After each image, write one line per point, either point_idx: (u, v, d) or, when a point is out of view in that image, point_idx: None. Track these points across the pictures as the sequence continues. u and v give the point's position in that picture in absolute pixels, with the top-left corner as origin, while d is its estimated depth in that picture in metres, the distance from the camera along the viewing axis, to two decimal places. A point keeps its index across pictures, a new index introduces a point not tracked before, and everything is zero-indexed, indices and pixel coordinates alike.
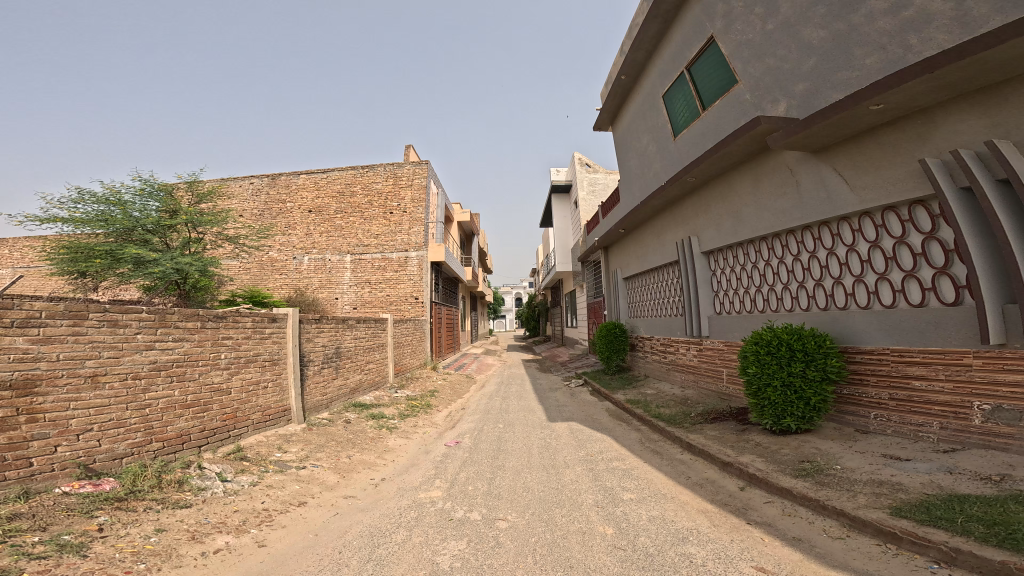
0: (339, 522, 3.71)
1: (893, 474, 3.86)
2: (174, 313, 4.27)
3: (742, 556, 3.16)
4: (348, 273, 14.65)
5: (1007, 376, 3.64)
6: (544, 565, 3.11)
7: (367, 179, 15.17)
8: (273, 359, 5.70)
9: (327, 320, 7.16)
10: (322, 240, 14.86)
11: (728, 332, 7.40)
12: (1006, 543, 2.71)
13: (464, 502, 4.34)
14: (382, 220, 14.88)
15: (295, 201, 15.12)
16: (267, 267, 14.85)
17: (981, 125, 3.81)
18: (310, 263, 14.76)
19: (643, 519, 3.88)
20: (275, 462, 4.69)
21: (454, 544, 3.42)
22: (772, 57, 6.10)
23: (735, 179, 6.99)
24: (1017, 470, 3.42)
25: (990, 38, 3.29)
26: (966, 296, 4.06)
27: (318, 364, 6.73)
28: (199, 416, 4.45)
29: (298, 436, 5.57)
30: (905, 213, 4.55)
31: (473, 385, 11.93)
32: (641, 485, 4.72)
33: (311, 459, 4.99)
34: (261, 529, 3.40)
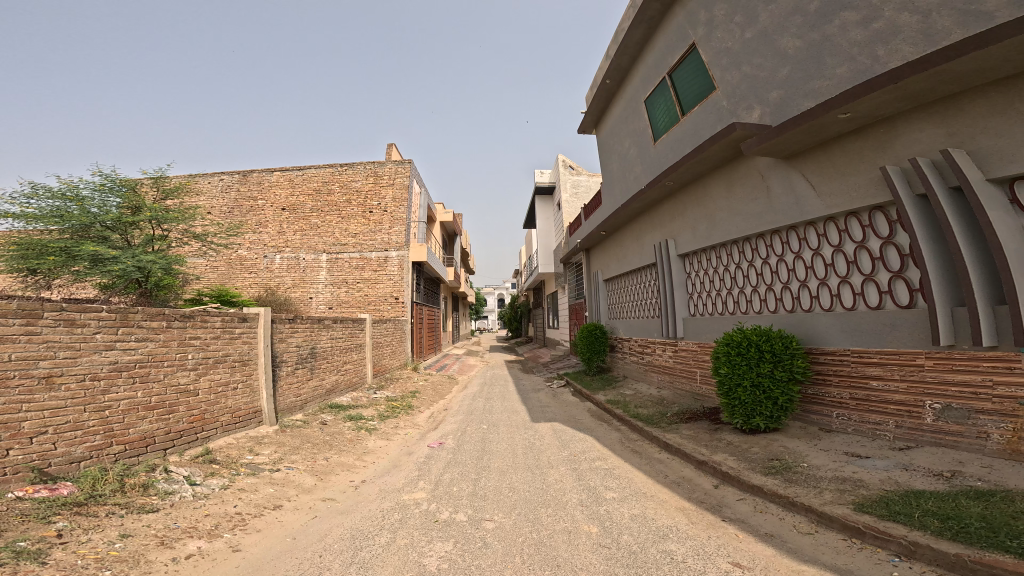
0: (318, 525, 3.67)
1: (856, 471, 4.00)
2: (137, 312, 4.17)
3: (719, 552, 3.24)
4: (323, 272, 14.45)
5: (957, 376, 3.82)
6: (533, 564, 3.14)
7: (346, 178, 15.01)
8: (244, 360, 5.61)
9: (303, 320, 7.07)
10: (296, 239, 14.63)
11: (701, 333, 7.55)
12: (960, 537, 2.85)
13: (449, 503, 4.34)
14: (361, 219, 14.74)
15: (268, 198, 14.87)
16: (237, 266, 14.56)
17: (938, 134, 3.97)
18: (284, 261, 14.51)
19: (626, 517, 3.94)
20: (247, 465, 4.60)
21: (441, 546, 3.42)
22: (749, 65, 6.27)
23: (710, 184, 7.14)
24: (968, 467, 3.59)
25: (951, 50, 3.43)
26: (920, 299, 4.25)
27: (291, 365, 6.63)
28: (164, 418, 4.35)
29: (271, 438, 5.48)
30: (866, 218, 4.73)
31: (454, 386, 11.90)
32: (622, 484, 4.79)
33: (286, 462, 4.91)
34: (235, 533, 3.35)
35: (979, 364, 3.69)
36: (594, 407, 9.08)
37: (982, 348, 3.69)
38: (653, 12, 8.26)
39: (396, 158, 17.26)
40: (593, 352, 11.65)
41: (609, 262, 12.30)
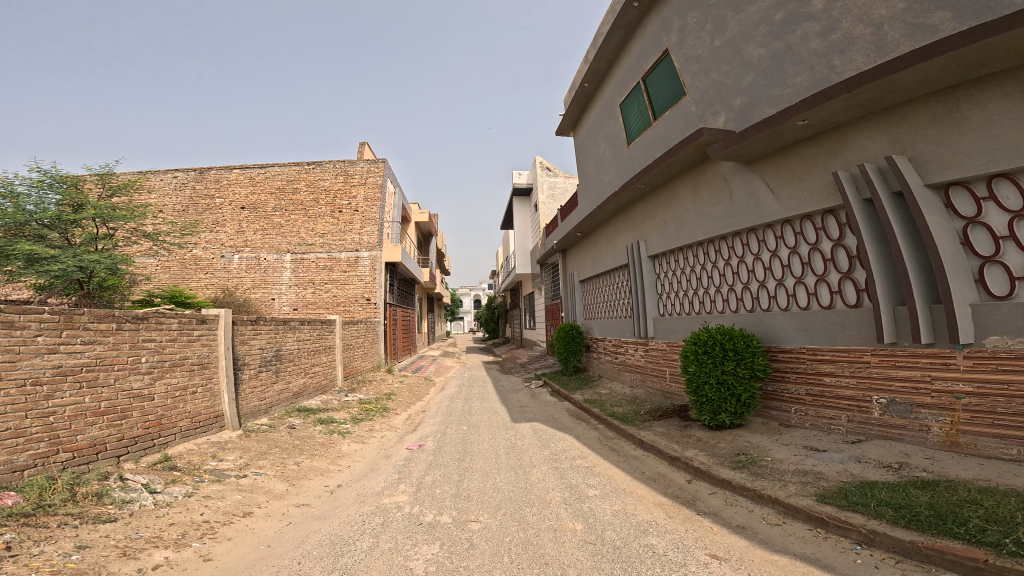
0: (294, 531, 3.61)
1: (815, 464, 4.17)
2: (83, 314, 4.01)
3: (697, 545, 3.33)
4: (286, 272, 14.15)
5: (899, 372, 4.03)
6: (521, 563, 3.17)
7: (314, 176, 14.76)
8: (202, 363, 5.46)
9: (266, 321, 6.92)
10: (256, 239, 14.29)
11: (670, 333, 7.72)
12: (913, 524, 3.00)
13: (433, 506, 4.32)
14: (330, 218, 14.50)
15: (226, 197, 14.48)
16: (191, 266, 14.13)
17: (883, 141, 4.18)
18: (243, 262, 14.15)
19: (608, 513, 4.01)
20: (211, 471, 4.47)
21: (427, 548, 3.42)
22: (717, 72, 6.46)
23: (678, 187, 7.32)
24: (913, 458, 3.78)
25: (899, 61, 3.60)
26: (866, 298, 4.46)
27: (254, 368, 6.49)
28: (116, 424, 4.19)
29: (234, 443, 5.35)
30: (819, 221, 4.94)
31: (430, 388, 11.84)
32: (603, 481, 4.86)
33: (252, 468, 4.78)
34: (204, 542, 3.27)
35: (919, 361, 3.90)
36: (570, 406, 9.17)
37: (920, 345, 3.90)
38: (629, 18, 8.41)
39: (368, 157, 17.03)
40: (570, 352, 11.78)
41: (583, 263, 12.44)
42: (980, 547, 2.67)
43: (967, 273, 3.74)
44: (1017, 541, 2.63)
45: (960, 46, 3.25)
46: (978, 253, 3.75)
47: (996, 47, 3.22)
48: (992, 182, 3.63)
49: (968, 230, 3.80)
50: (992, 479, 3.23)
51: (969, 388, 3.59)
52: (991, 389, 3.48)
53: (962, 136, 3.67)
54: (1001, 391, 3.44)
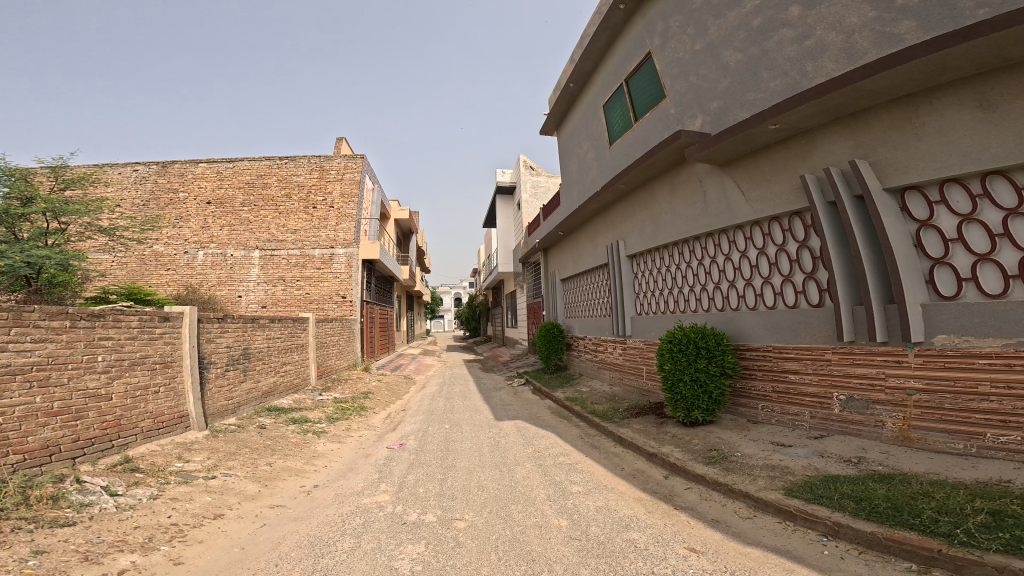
0: (269, 533, 3.55)
1: (782, 458, 4.28)
2: (33, 311, 3.86)
3: (676, 538, 3.39)
4: (255, 269, 13.86)
5: (857, 369, 4.18)
6: (509, 561, 3.19)
7: (286, 171, 14.53)
8: (164, 362, 5.30)
9: (233, 319, 6.78)
10: (222, 235, 13.97)
11: (647, 331, 7.85)
12: (873, 516, 3.11)
13: (417, 505, 4.30)
14: (304, 215, 14.26)
15: (191, 190, 14.13)
16: (151, 262, 13.75)
17: (847, 146, 4.31)
18: (208, 258, 13.81)
19: (592, 509, 4.05)
20: (177, 473, 4.35)
21: (412, 548, 3.40)
22: (696, 75, 6.56)
23: (656, 188, 7.42)
24: (870, 453, 3.92)
25: (866, 68, 3.70)
26: (827, 298, 4.61)
27: (221, 367, 6.35)
28: (71, 424, 4.05)
29: (201, 443, 5.24)
30: (786, 223, 5.08)
31: (410, 386, 11.77)
32: (586, 477, 4.91)
33: (222, 468, 4.69)
34: (174, 545, 3.17)
35: (875, 358, 4.04)
36: (551, 404, 9.22)
37: (876, 343, 4.05)
38: (614, 20, 8.45)
39: (345, 153, 16.81)
40: (551, 351, 11.85)
41: (565, 262, 12.52)
42: (934, 538, 2.78)
43: (919, 274, 3.89)
44: (967, 531, 2.74)
45: (922, 54, 3.36)
46: (928, 255, 3.90)
47: (956, 56, 3.33)
48: (944, 187, 3.77)
49: (920, 232, 3.95)
50: (941, 472, 3.37)
51: (919, 385, 3.74)
52: (940, 385, 3.63)
53: (919, 142, 3.81)
54: (949, 387, 3.59)
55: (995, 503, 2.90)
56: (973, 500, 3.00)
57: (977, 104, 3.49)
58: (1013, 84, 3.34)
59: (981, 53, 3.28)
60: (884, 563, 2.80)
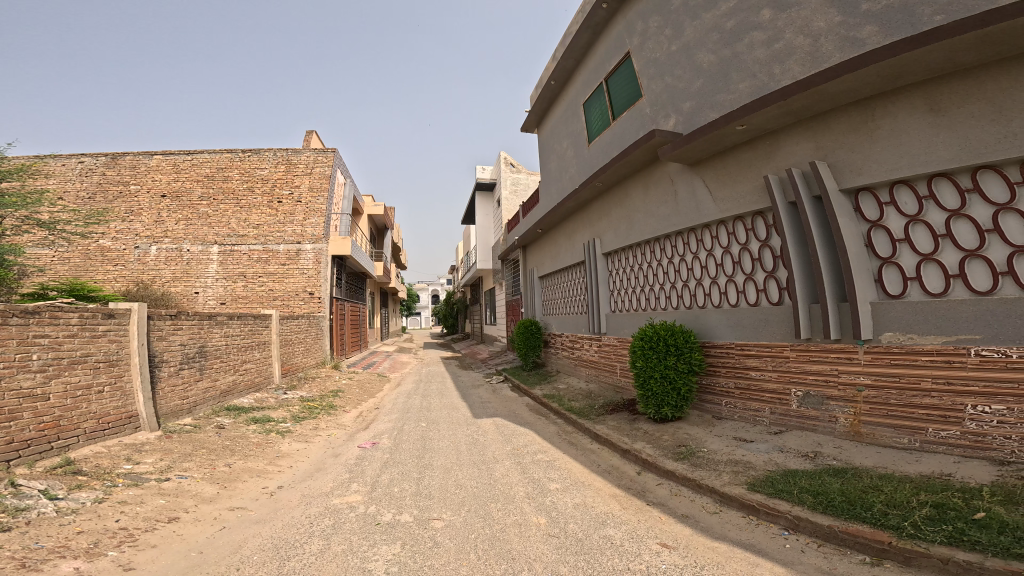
0: (229, 536, 3.43)
1: (745, 453, 4.37)
2: None
3: (649, 534, 3.43)
4: (213, 265, 13.45)
5: (814, 366, 4.30)
6: (488, 560, 3.17)
7: (250, 165, 14.24)
8: (110, 360, 5.07)
9: (187, 316, 6.56)
10: (177, 229, 13.53)
11: (621, 329, 7.92)
12: (830, 510, 3.18)
13: (392, 505, 4.25)
14: (268, 209, 13.91)
15: (142, 183, 13.76)
16: (97, 256, 13.26)
17: (809, 147, 4.40)
18: (162, 253, 13.35)
19: (570, 506, 4.07)
20: (125, 475, 4.19)
21: (387, 549, 3.37)
22: (671, 76, 6.60)
23: (630, 186, 7.48)
24: (824, 448, 4.03)
25: (829, 72, 3.77)
26: (786, 297, 4.71)
27: (174, 365, 6.13)
28: (4, 426, 3.85)
29: (153, 445, 5.06)
30: (749, 223, 5.17)
31: (384, 384, 11.64)
32: (563, 474, 4.93)
33: (176, 470, 4.53)
34: (123, 550, 3.03)
35: (830, 355, 4.17)
36: (529, 402, 9.22)
37: (830, 340, 4.17)
38: (596, 19, 8.44)
39: (315, 147, 16.51)
40: (529, 348, 11.87)
41: (543, 259, 12.53)
42: (885, 531, 2.86)
43: (869, 274, 4.02)
44: (913, 523, 2.83)
45: (881, 58, 3.43)
46: (878, 255, 4.03)
47: (912, 61, 3.41)
48: (894, 188, 3.90)
49: (871, 232, 4.07)
50: (889, 466, 3.48)
51: (868, 381, 3.89)
52: (886, 381, 3.77)
53: (874, 144, 3.90)
54: (895, 383, 3.73)
55: (939, 496, 3.00)
56: (918, 493, 3.10)
57: (929, 108, 3.60)
58: (962, 90, 3.45)
59: (935, 59, 3.37)
60: (841, 556, 2.87)
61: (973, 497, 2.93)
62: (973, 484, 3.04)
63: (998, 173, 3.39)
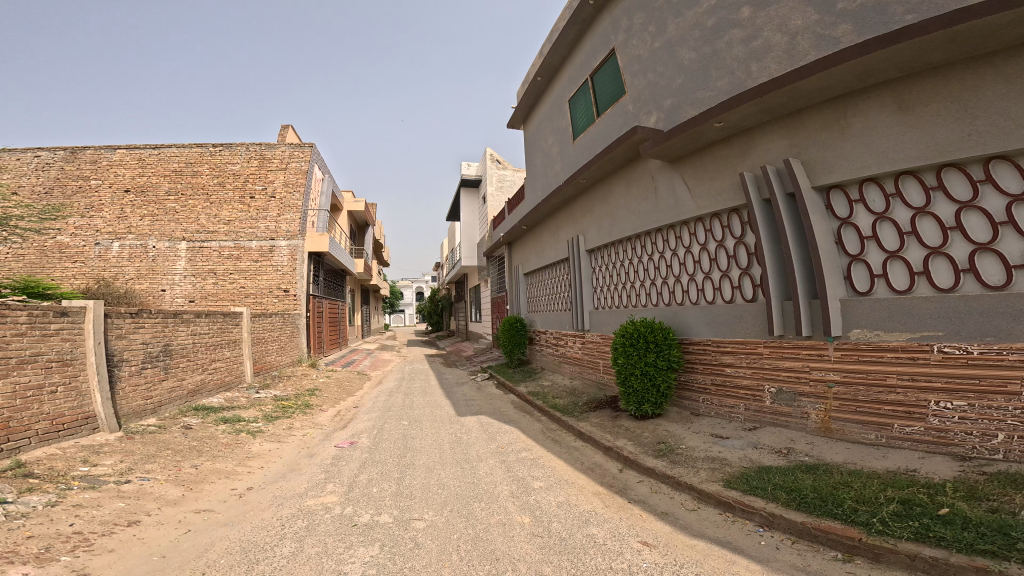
0: (194, 540, 3.33)
1: (721, 450, 4.39)
2: None
3: (630, 532, 3.42)
4: (181, 262, 13.14)
5: (786, 362, 4.34)
6: (470, 561, 3.13)
7: (221, 159, 13.98)
8: (64, 360, 4.89)
9: (150, 314, 6.37)
10: (143, 225, 13.22)
11: (603, 325, 7.93)
12: (803, 506, 3.20)
13: (370, 505, 4.18)
14: (239, 204, 13.66)
15: (104, 178, 13.41)
16: (54, 253, 12.91)
17: (783, 145, 4.42)
18: (124, 250, 13.01)
19: (554, 505, 4.04)
20: (81, 478, 4.05)
21: (364, 551, 3.30)
22: (654, 72, 6.58)
23: (612, 183, 7.48)
24: (797, 444, 4.07)
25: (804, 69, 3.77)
26: (760, 293, 4.75)
27: (136, 365, 5.95)
28: None
29: (112, 446, 4.91)
30: (725, 220, 5.20)
31: (364, 383, 11.50)
32: (548, 472, 4.90)
33: (138, 472, 4.40)
34: (77, 555, 2.93)
35: (802, 352, 4.21)
36: (514, 399, 9.20)
37: (802, 337, 4.21)
38: (583, 15, 8.39)
39: (291, 142, 16.24)
40: (514, 345, 11.84)
41: (527, 256, 12.50)
42: (855, 527, 2.88)
43: (839, 271, 4.07)
44: (882, 519, 2.85)
45: (854, 56, 3.45)
46: (847, 252, 4.08)
47: (883, 59, 3.43)
48: (863, 186, 3.94)
49: (841, 230, 4.12)
50: (858, 462, 3.52)
51: (838, 377, 3.94)
52: (855, 377, 3.83)
53: (845, 141, 3.94)
54: (862, 379, 3.78)
55: (905, 492, 3.04)
56: (886, 489, 3.14)
57: (897, 107, 3.64)
58: (929, 88, 3.49)
59: (904, 57, 3.39)
60: (814, 552, 2.88)
61: (937, 492, 2.97)
62: (937, 480, 3.09)
63: (961, 171, 3.44)
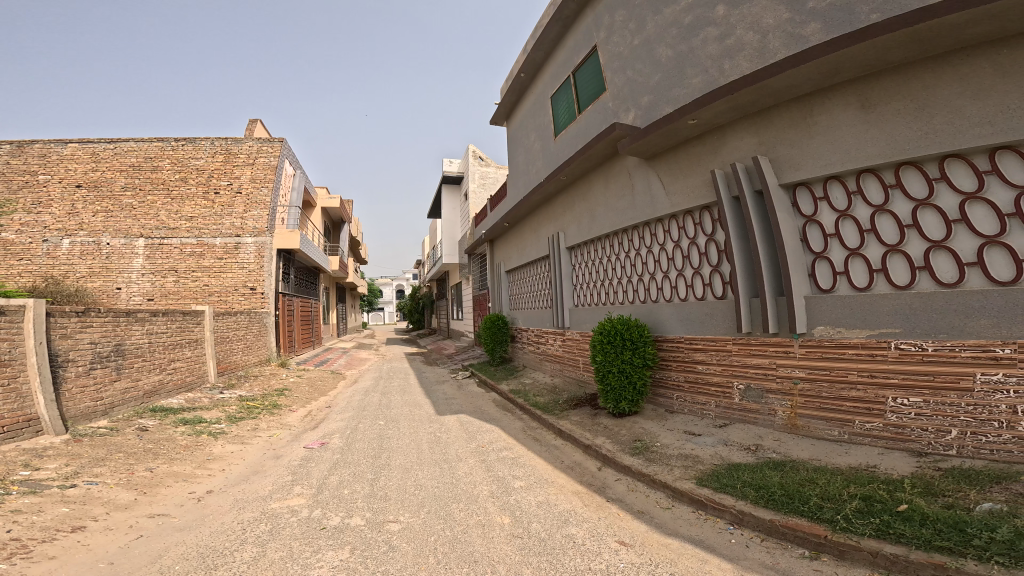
0: (146, 545, 3.20)
1: (693, 447, 4.40)
2: None
3: (608, 532, 3.39)
4: (138, 259, 12.76)
5: (753, 359, 4.38)
6: (449, 564, 3.06)
7: (183, 154, 13.58)
8: (1, 361, 4.67)
9: (99, 313, 6.13)
10: (95, 222, 12.76)
11: (583, 323, 7.93)
12: (772, 503, 3.21)
13: (340, 508, 4.08)
14: (202, 200, 13.28)
15: (54, 172, 12.91)
16: None
17: (752, 143, 4.44)
18: (75, 246, 12.57)
19: (534, 505, 4.01)
20: (21, 483, 3.86)
21: (334, 554, 3.21)
22: (633, 70, 6.56)
23: (591, 180, 7.47)
24: (765, 440, 4.11)
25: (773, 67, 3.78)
26: (729, 291, 4.78)
27: (84, 365, 5.72)
28: None
29: (57, 449, 4.70)
30: (697, 217, 5.22)
31: (338, 382, 11.30)
32: (528, 472, 4.85)
33: (85, 476, 4.21)
34: (14, 564, 2.77)
35: (768, 349, 4.25)
36: (495, 397, 9.14)
37: (768, 334, 4.25)
38: (566, 12, 8.32)
39: (259, 136, 15.81)
40: (496, 343, 11.78)
41: (509, 254, 12.45)
42: (821, 524, 2.90)
43: (804, 268, 4.11)
44: (846, 516, 2.88)
45: (822, 54, 3.46)
46: (812, 250, 4.12)
47: (848, 58, 3.44)
48: (828, 184, 3.98)
49: (806, 228, 4.16)
50: (822, 459, 3.56)
51: (803, 374, 3.98)
52: (818, 374, 3.88)
53: (812, 140, 3.97)
54: (826, 376, 3.83)
55: (866, 489, 3.07)
56: (848, 485, 3.17)
57: (859, 105, 3.68)
58: (889, 87, 3.53)
59: (868, 56, 3.42)
60: (783, 550, 2.88)
61: (896, 489, 3.01)
62: (895, 476, 3.13)
63: (918, 169, 3.49)
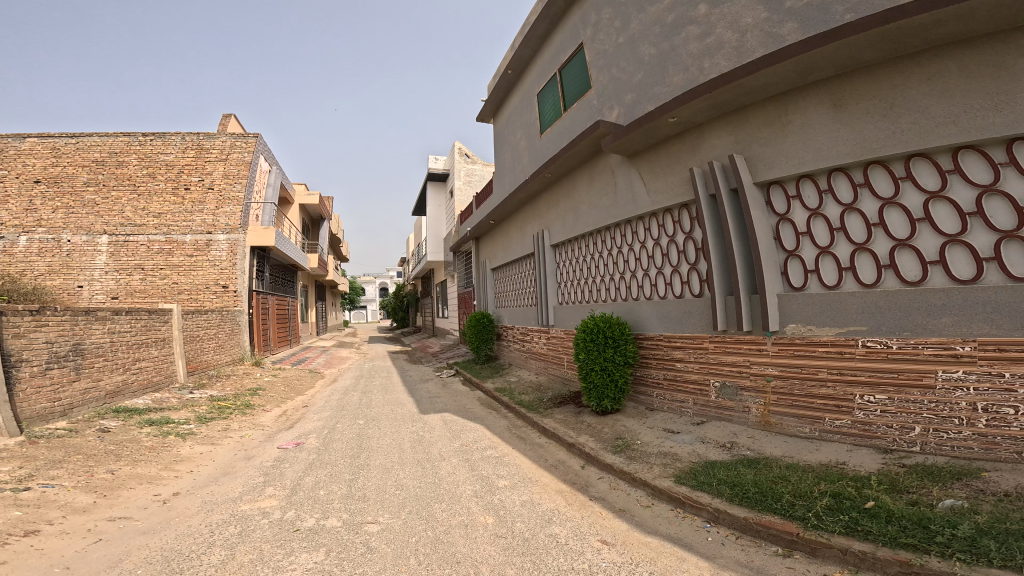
0: (104, 549, 3.09)
1: (672, 445, 4.41)
2: None
3: (591, 531, 3.37)
4: (102, 256, 12.42)
5: (728, 357, 4.40)
6: (431, 564, 3.01)
7: (152, 149, 13.27)
8: None
9: (56, 312, 5.94)
10: (56, 218, 12.35)
11: (566, 321, 7.92)
12: (746, 500, 3.22)
13: (314, 509, 4.00)
14: (171, 196, 12.97)
15: (11, 168, 12.52)
16: None
17: (729, 141, 4.45)
18: (34, 244, 12.18)
19: (517, 504, 3.97)
20: None
21: (308, 556, 3.14)
22: (617, 68, 6.54)
23: (575, 178, 7.46)
24: (739, 438, 4.13)
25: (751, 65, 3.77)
26: (706, 289, 4.80)
27: (39, 366, 5.53)
28: None
29: (11, 452, 4.54)
30: (676, 215, 5.23)
31: (317, 381, 11.12)
32: (513, 471, 4.81)
33: (41, 479, 4.06)
34: None
35: (742, 346, 4.27)
36: (481, 395, 9.08)
37: (743, 332, 4.28)
38: (553, 9, 8.27)
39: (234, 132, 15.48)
40: (481, 341, 11.71)
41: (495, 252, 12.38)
42: (793, 522, 2.91)
43: (777, 265, 4.14)
44: (816, 514, 2.89)
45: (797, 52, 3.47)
46: (784, 248, 4.16)
47: (822, 57, 3.46)
48: (800, 182, 4.01)
49: (779, 226, 4.20)
50: (795, 455, 3.59)
51: (775, 371, 4.01)
52: (790, 371, 3.91)
53: (787, 139, 3.99)
54: (797, 373, 3.87)
55: (836, 486, 3.10)
56: (819, 483, 3.20)
57: (832, 104, 3.70)
58: (861, 87, 3.56)
59: (841, 56, 3.44)
60: (756, 548, 2.89)
61: (864, 485, 3.05)
62: (863, 473, 3.17)
63: (885, 168, 3.54)
